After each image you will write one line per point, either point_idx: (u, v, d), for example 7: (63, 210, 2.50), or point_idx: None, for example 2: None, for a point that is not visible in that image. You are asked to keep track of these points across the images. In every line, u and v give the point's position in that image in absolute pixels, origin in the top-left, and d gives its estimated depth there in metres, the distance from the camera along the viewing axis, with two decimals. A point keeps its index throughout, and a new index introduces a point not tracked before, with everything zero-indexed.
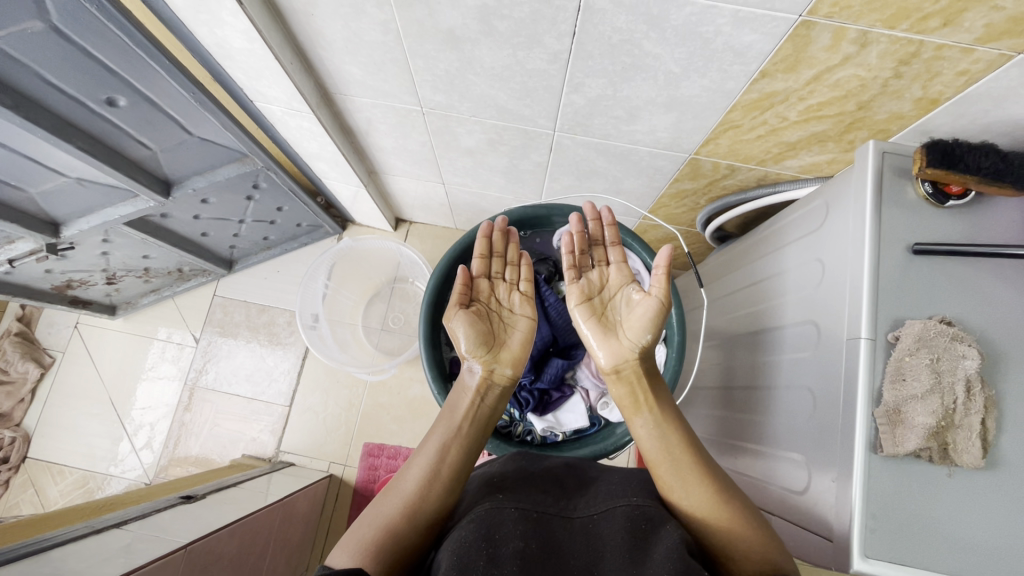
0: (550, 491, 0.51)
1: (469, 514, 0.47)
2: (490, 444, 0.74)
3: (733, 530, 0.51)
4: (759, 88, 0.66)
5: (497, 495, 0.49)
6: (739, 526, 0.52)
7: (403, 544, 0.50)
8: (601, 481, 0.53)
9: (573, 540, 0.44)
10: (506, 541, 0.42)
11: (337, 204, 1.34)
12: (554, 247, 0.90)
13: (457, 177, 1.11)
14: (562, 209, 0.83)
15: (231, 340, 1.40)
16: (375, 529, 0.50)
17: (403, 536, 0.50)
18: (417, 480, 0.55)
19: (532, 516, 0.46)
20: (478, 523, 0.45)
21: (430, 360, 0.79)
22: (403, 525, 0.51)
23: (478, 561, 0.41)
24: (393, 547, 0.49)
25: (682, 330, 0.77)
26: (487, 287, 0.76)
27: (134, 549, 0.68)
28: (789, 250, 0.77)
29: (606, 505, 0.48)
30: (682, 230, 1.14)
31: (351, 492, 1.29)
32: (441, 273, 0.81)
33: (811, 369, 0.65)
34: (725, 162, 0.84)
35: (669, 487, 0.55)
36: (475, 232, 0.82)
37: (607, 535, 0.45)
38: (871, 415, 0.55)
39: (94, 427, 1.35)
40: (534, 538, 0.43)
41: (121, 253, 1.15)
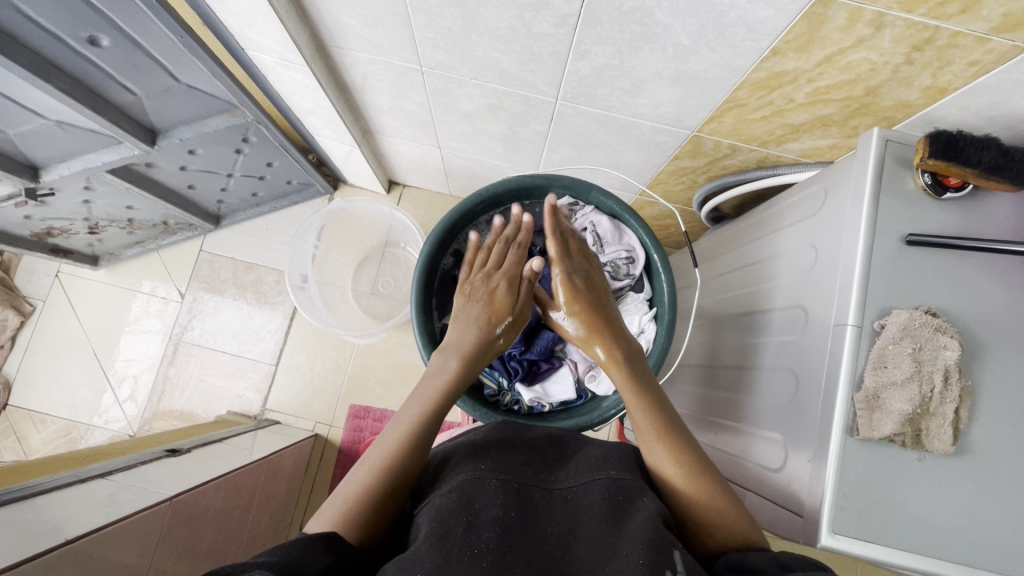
0: (533, 462, 0.52)
1: (449, 481, 0.48)
2: (477, 412, 0.72)
3: (703, 511, 0.51)
4: (769, 66, 0.65)
5: (478, 461, 0.50)
6: (705, 501, 0.52)
7: (377, 506, 0.51)
8: (583, 453, 0.54)
9: (552, 509, 0.45)
10: (486, 509, 0.43)
11: (329, 162, 1.31)
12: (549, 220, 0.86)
13: (455, 142, 1.08)
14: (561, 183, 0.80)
15: (218, 297, 1.38)
16: (345, 492, 0.51)
17: (374, 498, 0.51)
18: (394, 443, 0.56)
19: (511, 486, 0.47)
20: (460, 492, 0.46)
21: (422, 328, 0.76)
22: (376, 489, 0.51)
23: (456, 524, 0.42)
24: (370, 509, 0.50)
25: (673, 309, 0.76)
26: (496, 262, 0.80)
27: (119, 499, 0.69)
28: (786, 233, 0.77)
29: (585, 478, 0.49)
30: (679, 208, 1.14)
31: (335, 451, 1.31)
32: (436, 239, 0.79)
33: (796, 352, 0.66)
34: (727, 142, 0.83)
35: (651, 456, 0.57)
36: (473, 199, 0.80)
37: (584, 508, 0.46)
38: (851, 399, 0.56)
39: (77, 378, 1.34)
40: (513, 507, 0.44)
41: (104, 202, 1.12)
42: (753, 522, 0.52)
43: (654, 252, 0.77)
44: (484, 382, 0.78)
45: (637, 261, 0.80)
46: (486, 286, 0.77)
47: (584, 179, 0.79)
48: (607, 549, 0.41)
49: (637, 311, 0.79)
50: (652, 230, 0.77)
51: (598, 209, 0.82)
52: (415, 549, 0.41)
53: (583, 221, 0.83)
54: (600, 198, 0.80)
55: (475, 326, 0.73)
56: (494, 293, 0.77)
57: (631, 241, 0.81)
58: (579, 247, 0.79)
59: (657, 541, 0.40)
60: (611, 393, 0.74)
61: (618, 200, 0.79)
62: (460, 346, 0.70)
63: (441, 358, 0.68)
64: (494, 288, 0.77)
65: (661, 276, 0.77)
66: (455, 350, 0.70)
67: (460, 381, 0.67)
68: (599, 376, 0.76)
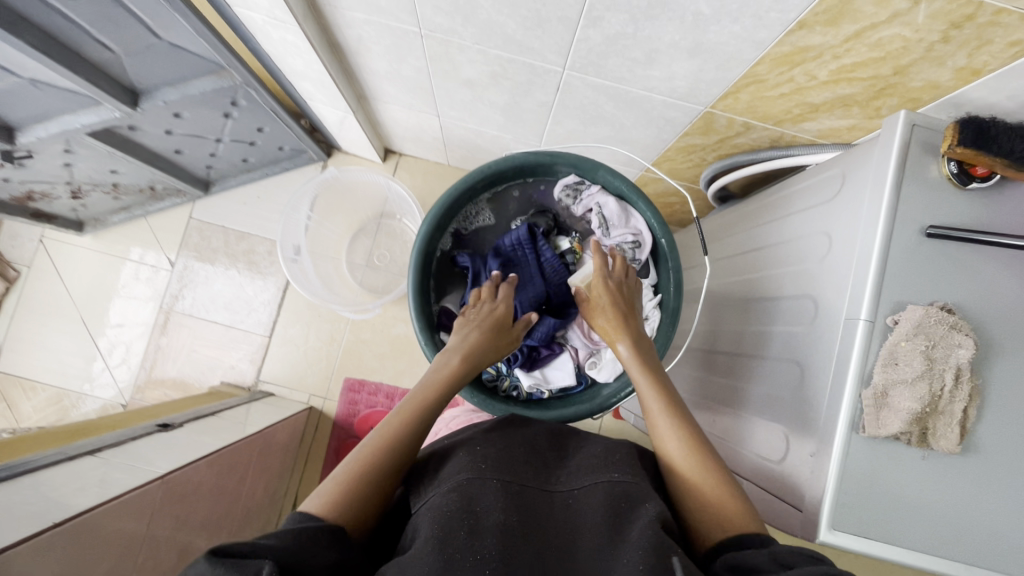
0: (532, 463, 0.51)
1: (448, 480, 0.47)
2: (476, 398, 0.71)
3: (709, 494, 0.53)
4: (793, 40, 0.60)
5: (477, 458, 0.49)
6: (711, 480, 0.53)
7: (374, 492, 0.50)
8: (583, 451, 0.54)
9: (553, 514, 0.44)
10: (487, 513, 0.42)
11: (322, 129, 1.26)
12: (552, 198, 0.82)
13: (454, 110, 1.03)
14: (567, 160, 0.76)
15: (209, 266, 1.35)
16: (341, 474, 0.50)
17: (370, 484, 0.50)
18: (394, 430, 0.55)
19: (511, 487, 0.46)
20: (459, 493, 0.44)
21: (418, 311, 0.74)
22: (373, 475, 0.50)
23: (456, 527, 0.41)
24: (367, 493, 0.49)
25: (679, 295, 0.74)
26: (490, 293, 0.75)
27: (109, 478, 0.67)
28: (797, 219, 0.74)
29: (587, 481, 0.48)
30: (685, 186, 1.10)
31: (330, 424, 1.31)
32: (434, 218, 0.75)
33: (802, 343, 0.65)
34: (741, 119, 0.79)
35: (658, 433, 0.60)
36: (473, 176, 0.76)
37: (586, 513, 0.45)
38: (857, 395, 0.55)
39: (67, 346, 1.31)
40: (513, 511, 0.43)
41: (86, 166, 1.07)
42: (754, 514, 0.51)
43: (662, 236, 0.75)
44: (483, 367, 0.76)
45: (643, 246, 0.76)
46: (488, 308, 0.73)
47: (590, 156, 0.75)
48: (610, 559, 0.40)
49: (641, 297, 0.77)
50: (661, 214, 0.74)
51: (604, 189, 0.78)
52: (415, 550, 0.40)
53: (588, 200, 0.78)
54: (608, 177, 0.76)
55: (474, 333, 0.70)
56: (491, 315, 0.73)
57: (638, 225, 0.77)
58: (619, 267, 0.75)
59: (659, 550, 0.39)
60: (611, 380, 0.73)
61: (626, 180, 0.76)
62: (464, 345, 0.68)
63: (443, 358, 0.67)
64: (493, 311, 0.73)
65: (669, 261, 0.75)
66: (458, 349, 0.68)
67: (463, 373, 0.66)
68: (599, 363, 0.75)
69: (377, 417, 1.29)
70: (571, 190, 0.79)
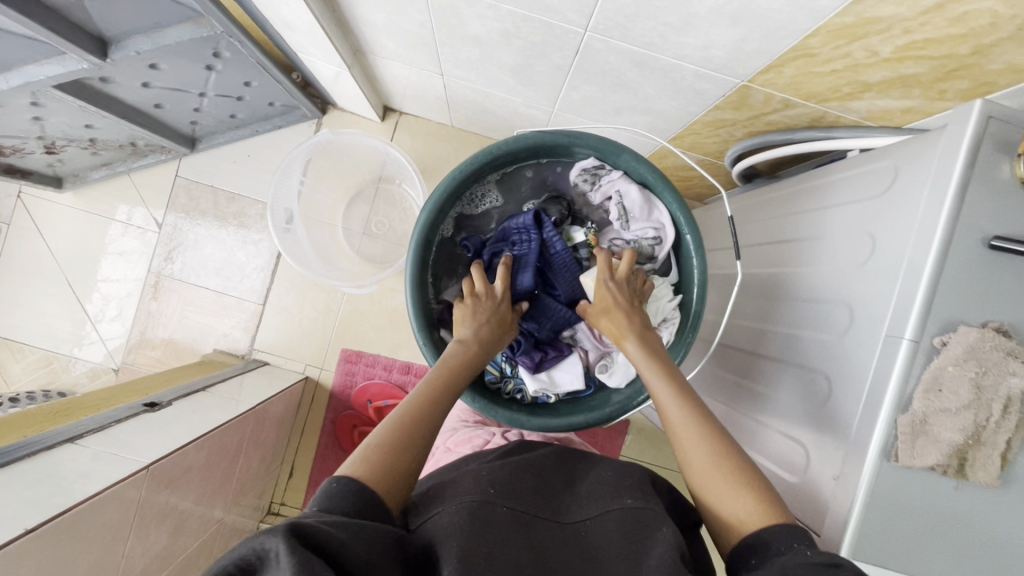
0: (543, 491, 0.53)
1: (457, 497, 0.50)
2: (476, 404, 0.67)
3: (724, 492, 0.50)
4: (858, 11, 0.52)
5: (489, 481, 0.52)
6: (726, 471, 0.51)
7: (401, 461, 0.50)
8: (588, 475, 0.57)
9: (566, 547, 0.47)
10: (504, 546, 0.45)
11: (315, 83, 1.16)
12: (566, 182, 0.76)
13: (459, 70, 0.94)
14: (586, 141, 0.69)
15: (198, 228, 1.28)
16: (365, 447, 0.50)
17: (399, 456, 0.51)
18: (415, 409, 0.56)
19: (524, 514, 0.49)
20: (476, 517, 0.46)
21: (415, 306, 0.68)
22: (402, 446, 0.51)
23: (476, 550, 0.43)
24: (395, 462, 0.50)
25: (702, 297, 0.69)
26: (487, 288, 0.70)
27: (90, 468, 0.64)
28: (835, 212, 0.67)
29: (598, 509, 0.51)
30: (707, 161, 1.02)
31: (327, 394, 1.29)
32: (436, 203, 0.70)
33: (832, 355, 0.60)
34: (781, 96, 0.71)
35: (668, 418, 0.58)
36: (482, 156, 0.69)
37: (600, 539, 0.48)
38: (892, 420, 0.50)
39: (53, 308, 1.27)
40: (526, 544, 0.46)
41: (58, 120, 0.98)
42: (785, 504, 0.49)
43: (687, 230, 0.68)
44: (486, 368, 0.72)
45: (665, 242, 0.70)
46: (486, 308, 0.69)
47: (614, 138, 0.68)
48: None
49: (660, 297, 0.71)
50: (689, 206, 0.67)
51: (626, 175, 0.71)
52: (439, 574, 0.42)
53: (607, 187, 0.72)
54: (631, 163, 0.69)
55: (474, 335, 0.66)
56: (492, 315, 0.68)
57: (660, 218, 0.70)
58: (626, 268, 0.68)
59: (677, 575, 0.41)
60: (623, 386, 0.68)
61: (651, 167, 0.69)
62: (469, 342, 0.66)
63: (456, 342, 0.66)
64: (492, 312, 0.69)
65: (693, 258, 0.69)
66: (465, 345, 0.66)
67: (479, 352, 0.66)
68: (609, 367, 0.71)
69: (373, 389, 1.26)
70: (590, 175, 0.72)
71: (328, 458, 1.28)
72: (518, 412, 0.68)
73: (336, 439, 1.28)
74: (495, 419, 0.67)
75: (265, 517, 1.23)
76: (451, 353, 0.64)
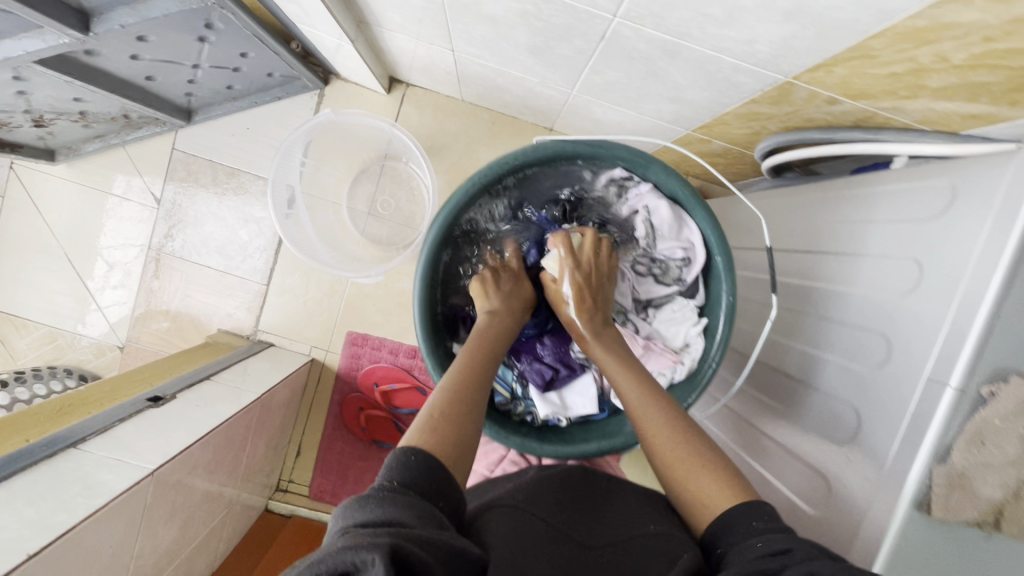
0: (576, 507, 0.57)
1: (499, 513, 0.53)
2: (487, 429, 0.65)
3: (688, 481, 0.53)
4: (934, 14, 0.45)
5: (527, 502, 0.55)
6: (693, 463, 0.53)
7: (455, 421, 0.52)
8: (618, 499, 0.60)
9: (593, 555, 0.50)
10: (534, 552, 0.48)
11: (316, 52, 1.08)
12: (592, 194, 0.74)
13: (471, 47, 0.86)
14: (612, 152, 0.66)
15: (197, 205, 1.23)
16: (424, 421, 0.51)
17: (455, 420, 0.52)
18: (460, 377, 0.57)
19: (560, 533, 0.51)
20: (511, 526, 0.50)
21: (421, 313, 0.67)
22: (455, 408, 0.53)
23: (513, 553, 0.47)
24: (450, 425, 0.52)
25: (729, 325, 0.65)
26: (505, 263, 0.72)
27: (92, 475, 0.63)
28: (877, 229, 0.62)
29: (636, 527, 0.53)
30: (735, 151, 0.95)
31: (333, 376, 1.28)
32: (449, 218, 0.68)
33: (865, 389, 0.57)
34: (826, 94, 0.64)
35: (637, 415, 0.59)
36: (504, 163, 0.67)
37: (629, 554, 0.50)
38: (927, 471, 0.47)
39: (53, 283, 1.24)
40: (556, 552, 0.49)
41: (44, 94, 0.92)
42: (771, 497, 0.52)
43: (717, 248, 0.65)
44: (496, 388, 0.70)
45: (694, 264, 0.68)
46: (508, 278, 0.70)
47: (642, 149, 0.66)
48: None
49: (683, 322, 0.68)
50: (720, 226, 0.64)
51: (655, 188, 0.69)
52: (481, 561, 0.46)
53: (635, 202, 0.70)
54: (660, 175, 0.66)
55: (506, 300, 0.67)
56: (518, 285, 0.70)
57: (691, 237, 0.67)
58: (591, 257, 0.68)
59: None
60: None
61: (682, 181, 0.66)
62: (501, 309, 0.66)
63: (486, 314, 0.66)
64: (518, 281, 0.71)
65: (721, 281, 0.66)
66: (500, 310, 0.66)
67: (512, 320, 0.66)
68: None
69: (380, 373, 1.26)
70: (618, 185, 0.71)
71: (335, 438, 1.29)
72: (530, 437, 0.66)
73: (343, 420, 1.29)
74: (508, 446, 0.66)
75: (274, 494, 1.25)
76: (482, 325, 0.64)
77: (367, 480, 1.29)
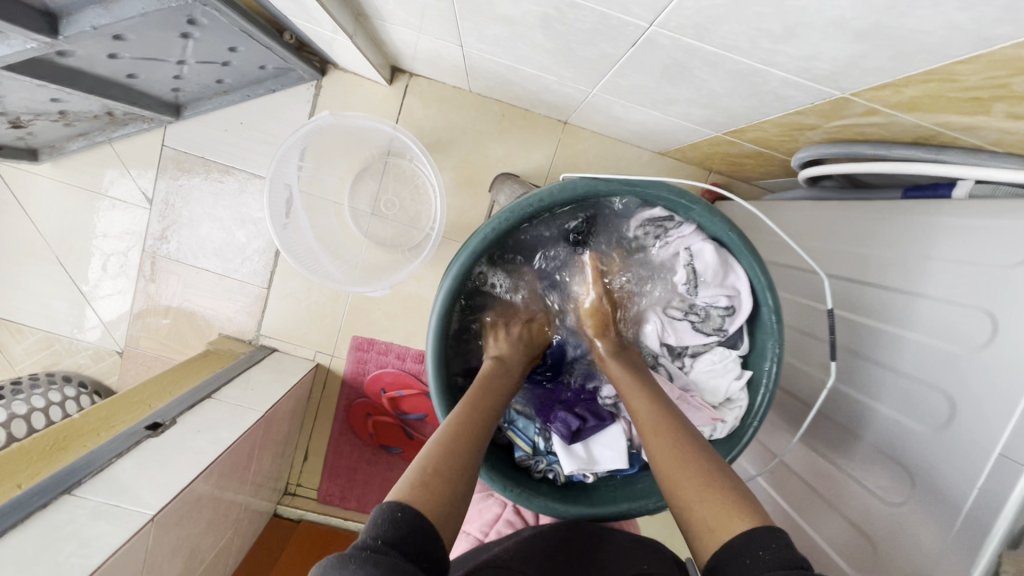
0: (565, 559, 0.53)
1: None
2: (510, 493, 0.61)
3: (691, 500, 0.48)
4: None
5: (515, 559, 0.52)
6: (697, 479, 0.50)
7: (446, 477, 0.48)
8: (605, 545, 0.57)
9: None
10: None
11: (311, 42, 0.99)
12: (625, 231, 0.69)
13: (482, 44, 0.78)
14: (653, 192, 0.59)
15: (191, 204, 1.17)
16: (414, 475, 0.47)
17: (446, 474, 0.48)
18: (455, 427, 0.55)
19: None
20: None
21: (436, 374, 0.63)
22: (450, 460, 0.50)
23: None
24: (442, 479, 0.48)
25: (774, 382, 0.62)
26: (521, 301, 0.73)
27: (88, 526, 0.60)
28: (939, 267, 0.56)
29: (626, 564, 0.52)
30: (768, 155, 0.87)
31: (339, 381, 1.25)
32: (462, 273, 0.62)
33: (921, 451, 0.52)
34: (886, 111, 0.57)
35: (649, 439, 0.56)
36: (524, 208, 0.60)
37: None
38: (996, 557, 0.43)
39: (46, 287, 1.20)
40: None
41: (19, 96, 0.85)
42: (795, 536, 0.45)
43: (766, 299, 0.60)
44: (516, 443, 0.67)
45: (739, 314, 0.63)
46: (519, 321, 0.71)
47: (686, 190, 0.59)
48: None
49: (724, 375, 0.64)
50: (768, 274, 0.59)
51: (698, 228, 0.63)
52: None
53: (675, 244, 0.65)
54: (704, 218, 0.60)
55: (517, 347, 0.69)
56: (530, 328, 0.72)
57: (737, 285, 0.62)
58: (617, 289, 0.72)
59: None
60: None
61: (730, 224, 0.60)
62: (511, 360, 0.67)
63: (493, 360, 0.66)
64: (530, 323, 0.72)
65: (768, 335, 0.62)
66: (509, 359, 0.66)
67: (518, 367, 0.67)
68: None
69: (387, 378, 1.22)
70: (655, 226, 0.65)
71: (343, 443, 1.26)
72: (555, 498, 0.63)
73: (350, 425, 1.26)
74: (530, 510, 0.62)
75: (282, 499, 1.23)
76: (487, 371, 0.64)
77: (377, 484, 1.27)
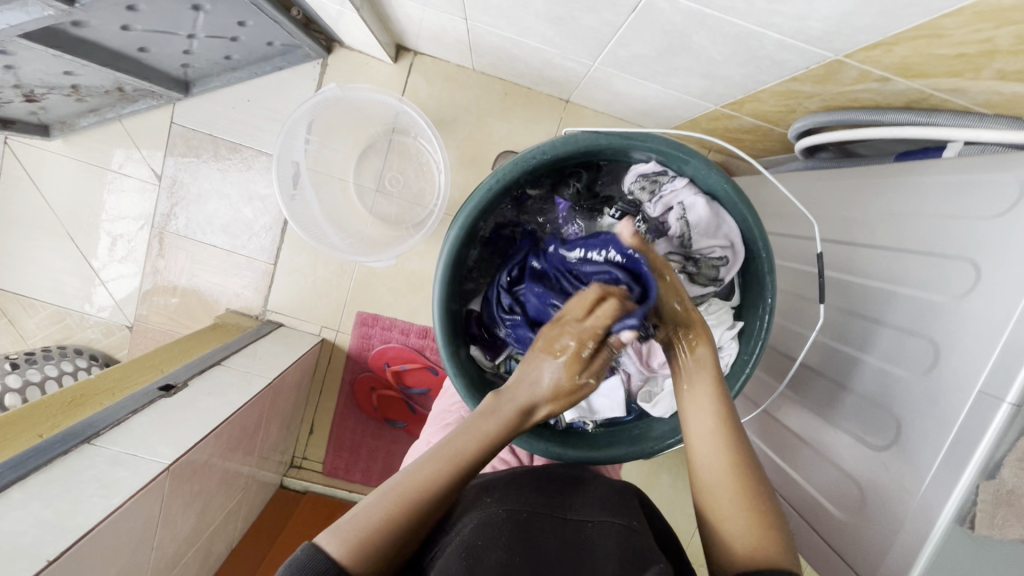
0: (546, 489, 0.58)
1: (466, 519, 0.53)
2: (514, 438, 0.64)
3: (727, 518, 0.53)
4: None
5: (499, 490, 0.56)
6: (743, 496, 0.53)
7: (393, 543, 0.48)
8: (589, 480, 0.61)
9: (560, 536, 0.51)
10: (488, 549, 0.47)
11: (318, 18, 1.01)
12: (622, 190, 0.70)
13: (487, 17, 0.80)
14: (651, 145, 0.62)
15: (199, 180, 1.19)
16: (363, 525, 0.47)
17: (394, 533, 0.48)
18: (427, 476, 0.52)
19: (527, 515, 0.53)
20: (474, 518, 0.51)
21: (441, 316, 0.65)
22: (401, 519, 0.49)
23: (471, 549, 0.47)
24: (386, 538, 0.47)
25: (767, 331, 0.64)
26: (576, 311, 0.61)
27: (106, 473, 0.62)
28: (927, 223, 0.58)
29: (602, 516, 0.54)
30: (765, 128, 0.89)
31: (344, 356, 1.27)
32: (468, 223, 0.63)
33: (908, 397, 0.54)
34: (879, 74, 0.58)
35: (694, 440, 0.58)
36: (530, 158, 0.62)
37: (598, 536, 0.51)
38: (975, 486, 0.46)
39: (58, 262, 1.22)
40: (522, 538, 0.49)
41: (33, 68, 0.87)
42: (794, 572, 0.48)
43: (757, 246, 0.63)
44: None
45: (732, 264, 0.65)
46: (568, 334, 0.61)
47: (684, 142, 0.61)
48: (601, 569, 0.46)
49: (718, 324, 0.66)
50: (760, 222, 0.62)
51: (692, 182, 0.65)
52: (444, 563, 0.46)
53: (669, 199, 0.65)
54: (700, 171, 0.62)
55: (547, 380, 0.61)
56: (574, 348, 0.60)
57: (731, 235, 0.64)
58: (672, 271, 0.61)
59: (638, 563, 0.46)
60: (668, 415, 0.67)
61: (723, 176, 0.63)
62: (519, 396, 0.60)
63: (527, 386, 0.61)
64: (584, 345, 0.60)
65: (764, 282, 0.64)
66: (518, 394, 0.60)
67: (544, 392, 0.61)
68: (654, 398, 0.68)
69: (391, 354, 1.24)
70: (649, 181, 0.66)
71: (348, 416, 1.29)
72: (555, 442, 0.65)
73: (355, 400, 1.28)
74: (532, 451, 0.65)
75: (288, 471, 1.26)
76: (486, 409, 0.59)
77: (381, 457, 1.29)
